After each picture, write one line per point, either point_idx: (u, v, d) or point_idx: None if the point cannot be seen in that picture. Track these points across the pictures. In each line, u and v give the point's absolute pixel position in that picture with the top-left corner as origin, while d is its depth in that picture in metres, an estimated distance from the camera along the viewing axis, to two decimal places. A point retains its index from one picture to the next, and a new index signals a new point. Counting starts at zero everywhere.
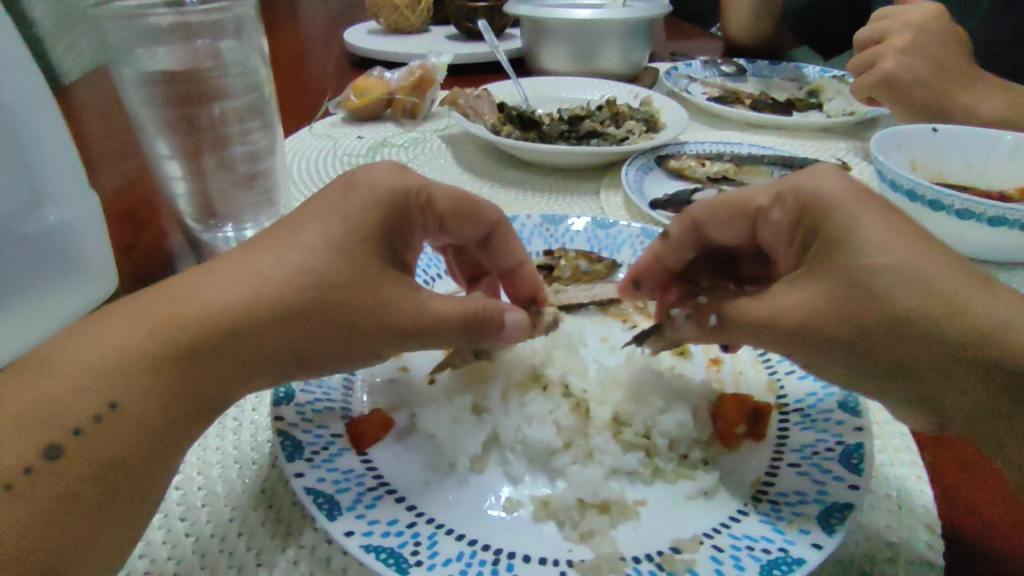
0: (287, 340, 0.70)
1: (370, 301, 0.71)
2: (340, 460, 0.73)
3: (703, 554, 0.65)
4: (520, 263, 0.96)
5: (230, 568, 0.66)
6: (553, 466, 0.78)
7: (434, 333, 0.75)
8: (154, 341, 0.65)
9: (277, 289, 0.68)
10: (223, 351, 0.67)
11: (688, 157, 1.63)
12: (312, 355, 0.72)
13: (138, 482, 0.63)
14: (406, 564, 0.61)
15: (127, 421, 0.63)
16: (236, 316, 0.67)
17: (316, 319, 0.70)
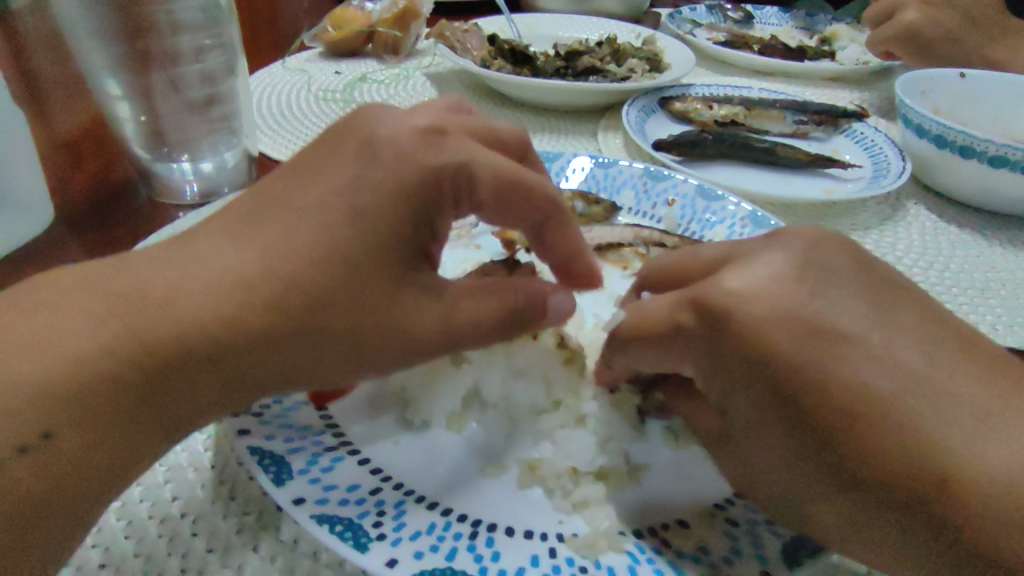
0: (281, 362, 0.56)
1: (345, 262, 0.56)
2: (295, 415, 0.62)
3: (716, 530, 0.56)
4: (576, 254, 0.72)
5: (159, 540, 0.56)
6: (541, 427, 0.68)
7: (474, 336, 0.61)
8: (92, 343, 0.51)
9: (259, 290, 0.54)
10: (187, 367, 0.53)
11: (694, 99, 1.50)
12: (312, 379, 0.58)
13: (68, 514, 0.50)
14: (366, 538, 0.50)
15: (66, 455, 0.50)
16: (191, 299, 0.54)
17: (312, 342, 0.56)
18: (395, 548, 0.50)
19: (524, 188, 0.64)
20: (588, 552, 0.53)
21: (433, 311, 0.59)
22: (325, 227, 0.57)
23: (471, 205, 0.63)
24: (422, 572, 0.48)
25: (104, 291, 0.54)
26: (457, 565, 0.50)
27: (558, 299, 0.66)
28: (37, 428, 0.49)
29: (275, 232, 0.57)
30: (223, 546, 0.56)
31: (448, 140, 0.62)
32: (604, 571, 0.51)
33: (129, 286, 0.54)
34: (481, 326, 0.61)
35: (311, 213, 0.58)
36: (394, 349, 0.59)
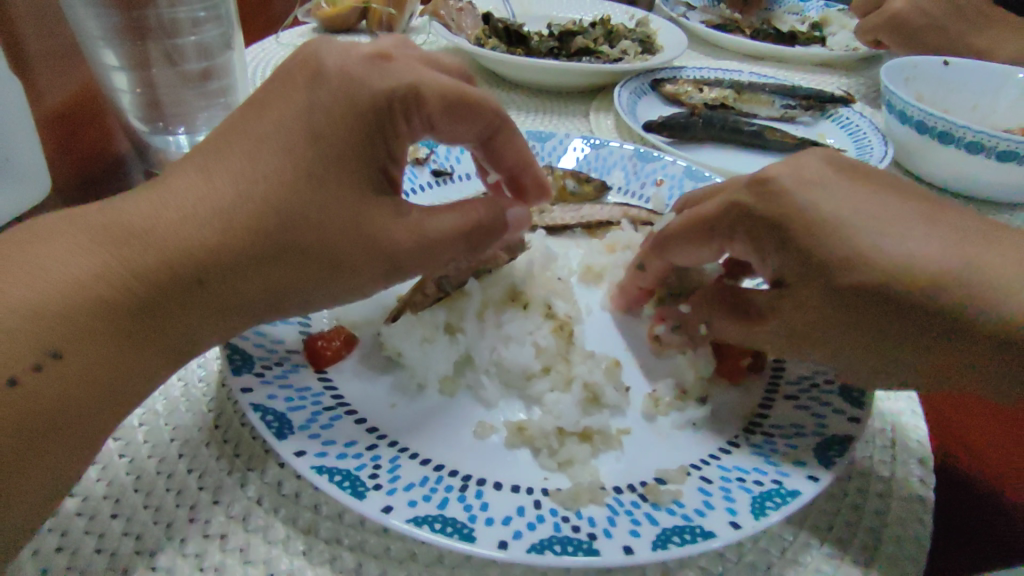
0: (259, 283, 0.60)
1: (340, 223, 0.61)
2: (295, 377, 0.66)
3: (690, 486, 0.60)
4: (526, 165, 0.76)
5: (167, 492, 0.59)
6: (530, 392, 0.71)
7: (435, 254, 0.65)
8: (91, 271, 0.55)
9: (248, 228, 0.58)
10: (179, 287, 0.57)
11: (684, 82, 1.53)
12: (292, 296, 0.63)
13: (83, 433, 0.53)
14: (363, 487, 0.54)
15: (76, 368, 0.53)
16: (188, 242, 0.58)
17: (294, 258, 0.60)
18: (391, 497, 0.54)
19: (468, 101, 0.67)
20: (571, 504, 0.57)
21: (404, 230, 0.63)
22: (324, 203, 0.60)
23: (422, 122, 0.66)
24: (416, 517, 0.52)
25: (113, 243, 0.56)
26: (448, 513, 0.53)
27: (511, 211, 0.71)
28: (45, 347, 0.52)
29: (273, 195, 0.59)
30: (230, 498, 0.59)
31: (393, 64, 0.65)
32: (586, 520, 0.55)
33: (135, 235, 0.57)
34: (453, 241, 0.65)
35: (313, 178, 0.60)
36: (366, 258, 0.62)
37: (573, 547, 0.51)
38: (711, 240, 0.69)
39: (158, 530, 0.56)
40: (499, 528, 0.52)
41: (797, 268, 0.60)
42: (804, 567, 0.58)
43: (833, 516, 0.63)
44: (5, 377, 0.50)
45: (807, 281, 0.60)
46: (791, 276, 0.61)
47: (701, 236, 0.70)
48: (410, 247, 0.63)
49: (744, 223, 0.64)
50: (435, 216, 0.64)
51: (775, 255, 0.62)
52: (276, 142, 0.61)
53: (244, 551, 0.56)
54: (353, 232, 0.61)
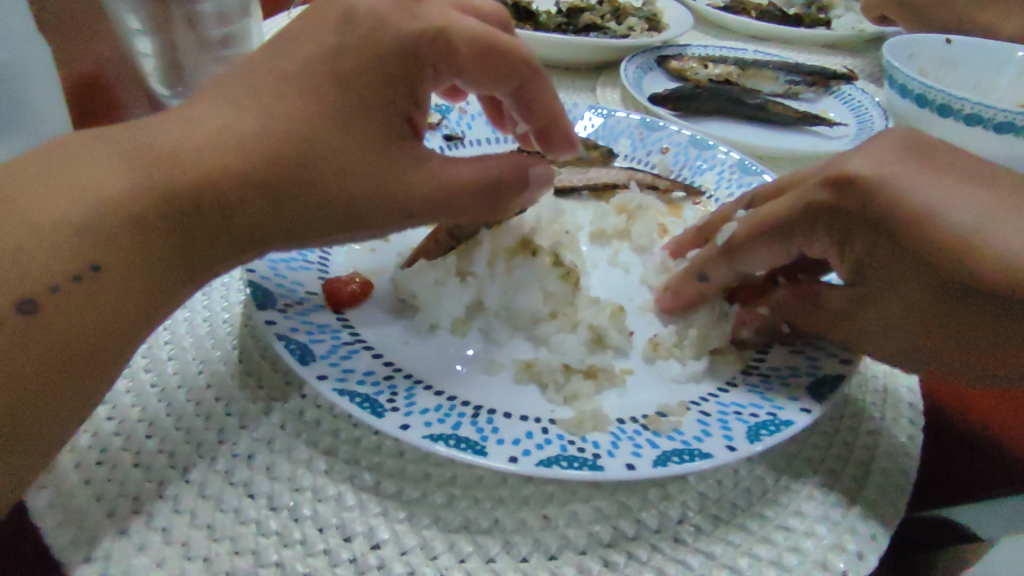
0: (283, 218, 0.63)
1: (359, 170, 0.63)
2: (315, 314, 0.69)
3: (690, 418, 0.63)
4: (554, 119, 0.81)
5: (196, 417, 0.63)
6: (538, 334, 0.75)
7: (454, 204, 0.67)
8: (119, 188, 0.56)
9: (271, 164, 0.60)
10: (204, 217, 0.59)
11: (690, 58, 1.54)
12: (311, 234, 0.65)
13: (122, 344, 0.57)
14: (382, 408, 0.58)
15: (111, 286, 0.56)
16: (210, 168, 0.59)
17: (316, 204, 0.63)
18: (408, 418, 0.57)
19: (498, 49, 0.70)
20: (576, 429, 0.60)
21: (421, 182, 0.66)
22: (348, 144, 0.63)
23: (451, 70, 0.69)
24: (431, 434, 0.56)
25: (138, 161, 0.58)
26: (461, 433, 0.57)
27: (535, 169, 0.72)
28: (85, 260, 0.54)
29: (289, 122, 0.61)
30: (256, 424, 0.63)
31: (424, 7, 0.67)
32: (591, 443, 0.58)
33: (160, 161, 0.58)
34: (465, 198, 0.68)
35: (342, 124, 0.62)
36: (382, 207, 0.65)
37: (578, 463, 0.55)
38: (794, 235, 0.68)
39: (188, 448, 0.60)
40: (508, 447, 0.56)
41: (888, 255, 0.63)
42: (797, 494, 0.62)
43: (824, 449, 0.66)
44: (47, 285, 0.53)
45: (892, 259, 0.63)
46: (892, 260, 0.63)
47: (777, 236, 0.69)
48: (425, 200, 0.66)
49: (816, 218, 0.66)
50: (449, 169, 0.67)
51: (857, 246, 0.65)
52: (300, 79, 0.63)
53: (269, 470, 0.59)
54: (367, 181, 0.63)
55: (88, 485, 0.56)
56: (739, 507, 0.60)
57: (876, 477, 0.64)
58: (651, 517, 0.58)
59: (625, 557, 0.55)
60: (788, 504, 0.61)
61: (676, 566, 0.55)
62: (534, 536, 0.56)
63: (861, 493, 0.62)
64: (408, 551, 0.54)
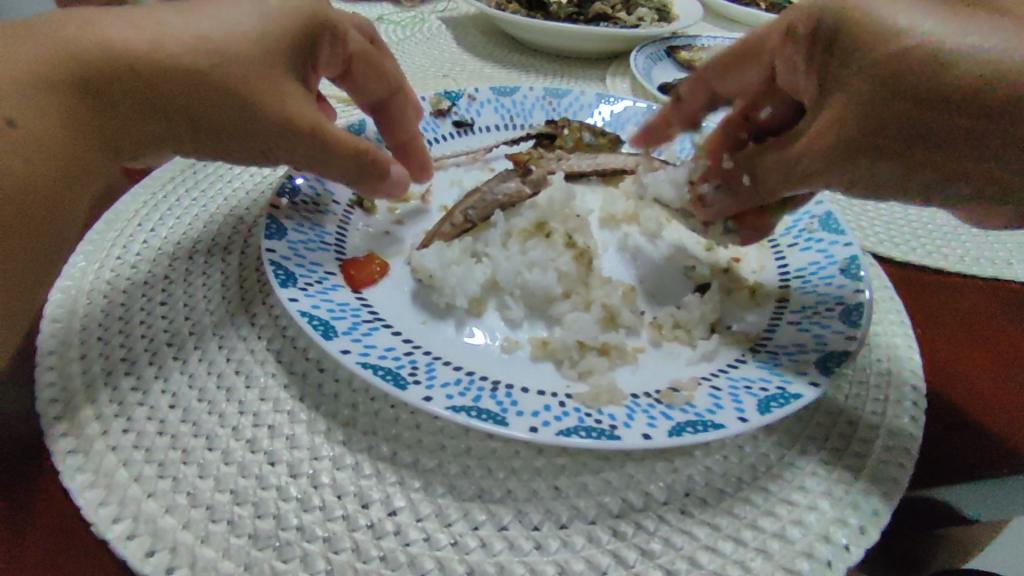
0: (193, 114, 0.63)
1: (257, 71, 0.63)
2: (335, 293, 0.71)
3: (701, 392, 0.65)
4: (411, 136, 0.90)
5: (218, 390, 0.65)
6: (552, 313, 0.77)
7: (330, 152, 0.68)
8: (48, 54, 0.59)
9: (174, 45, 0.62)
10: (106, 82, 0.60)
11: (699, 49, 1.56)
12: (216, 139, 0.66)
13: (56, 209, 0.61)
14: (405, 381, 0.59)
15: (29, 136, 0.58)
16: (133, 49, 0.61)
17: (207, 89, 0.62)
18: (429, 390, 0.59)
19: (376, 62, 0.81)
20: (592, 403, 0.62)
21: (309, 118, 0.66)
22: (257, 59, 0.64)
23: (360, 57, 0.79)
24: (453, 406, 0.58)
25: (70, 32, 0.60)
26: (481, 405, 0.59)
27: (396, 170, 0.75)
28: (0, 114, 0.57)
29: (214, 26, 0.64)
30: (275, 397, 0.65)
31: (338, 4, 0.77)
32: (607, 415, 0.60)
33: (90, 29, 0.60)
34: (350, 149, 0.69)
35: (264, 40, 0.65)
36: (270, 126, 0.65)
37: (597, 433, 0.56)
38: (781, 48, 0.68)
39: (212, 418, 0.62)
40: (528, 418, 0.58)
41: (832, 67, 0.60)
42: (803, 469, 0.63)
43: (829, 428, 0.67)
44: None
45: (844, 81, 0.58)
46: (837, 82, 0.59)
47: (790, 45, 0.66)
48: (314, 132, 0.66)
49: (814, 30, 0.62)
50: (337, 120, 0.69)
51: (828, 59, 0.60)
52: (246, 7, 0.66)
53: (291, 439, 0.61)
54: (261, 82, 0.64)
55: (117, 451, 0.58)
56: (744, 481, 0.62)
57: (879, 454, 0.65)
58: (659, 490, 0.60)
59: (633, 526, 0.57)
60: (793, 479, 0.62)
61: (683, 536, 0.57)
62: (546, 506, 0.58)
63: (863, 471, 0.63)
64: (423, 518, 0.56)
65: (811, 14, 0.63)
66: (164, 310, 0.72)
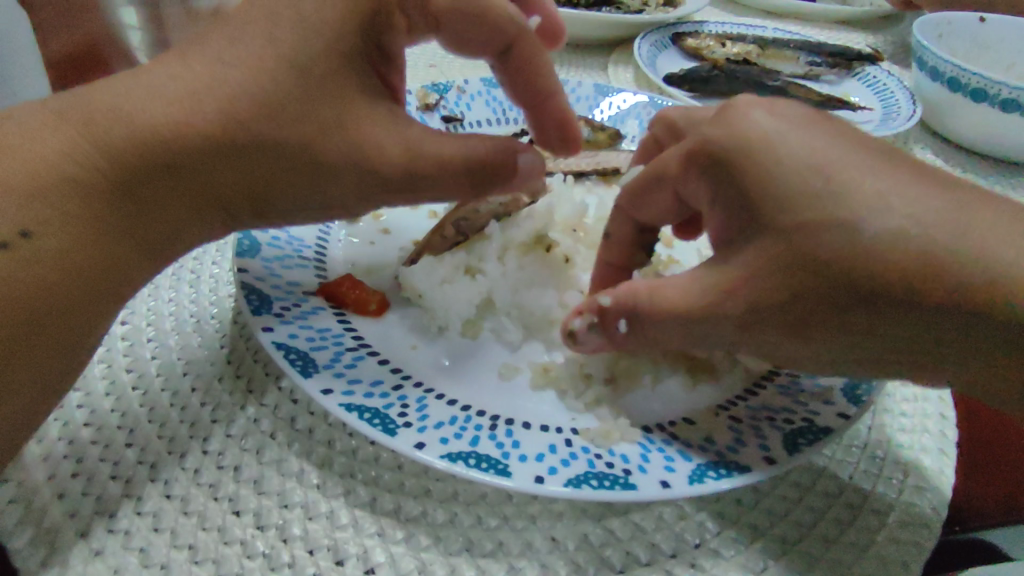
0: (322, 143, 0.55)
1: (210, 99, 0.53)
2: (315, 318, 0.65)
3: (720, 425, 0.59)
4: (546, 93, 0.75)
5: (179, 425, 0.59)
6: (551, 337, 0.71)
7: (366, 140, 0.55)
8: (60, 150, 0.52)
9: (111, 120, 0.53)
10: (32, 243, 0.50)
11: (707, 36, 1.46)
12: (366, 177, 0.56)
13: (78, 321, 0.53)
14: (394, 425, 0.53)
15: (42, 256, 0.51)
16: (115, 102, 0.54)
17: (204, 121, 0.53)
18: (421, 435, 0.53)
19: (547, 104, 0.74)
20: (602, 442, 0.56)
21: (312, 124, 0.54)
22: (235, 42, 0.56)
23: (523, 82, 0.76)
24: (449, 454, 0.52)
25: (54, 103, 0.56)
26: (480, 450, 0.53)
27: (524, 156, 0.60)
28: (13, 228, 0.50)
29: (121, 102, 0.54)
30: (243, 431, 0.59)
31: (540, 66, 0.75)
32: (619, 457, 0.54)
33: (85, 101, 0.55)
34: (377, 160, 0.55)
35: (293, 64, 0.55)
36: (268, 185, 0.56)
37: (609, 482, 0.51)
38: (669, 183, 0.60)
39: (172, 459, 0.56)
40: (533, 464, 0.52)
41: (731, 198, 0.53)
42: (821, 515, 0.57)
43: (853, 466, 0.62)
44: None
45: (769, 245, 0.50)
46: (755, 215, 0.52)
47: (653, 181, 0.62)
48: (328, 137, 0.54)
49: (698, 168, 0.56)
50: (361, 119, 0.55)
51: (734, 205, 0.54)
52: None
53: (259, 483, 0.55)
54: (219, 116, 0.53)
55: (61, 499, 0.52)
56: (760, 528, 0.56)
57: (908, 496, 0.59)
58: (666, 540, 0.54)
59: None
60: (814, 527, 0.56)
61: None
62: (540, 561, 0.52)
63: (891, 517, 0.57)
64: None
65: (696, 157, 0.56)
66: (123, 331, 0.66)
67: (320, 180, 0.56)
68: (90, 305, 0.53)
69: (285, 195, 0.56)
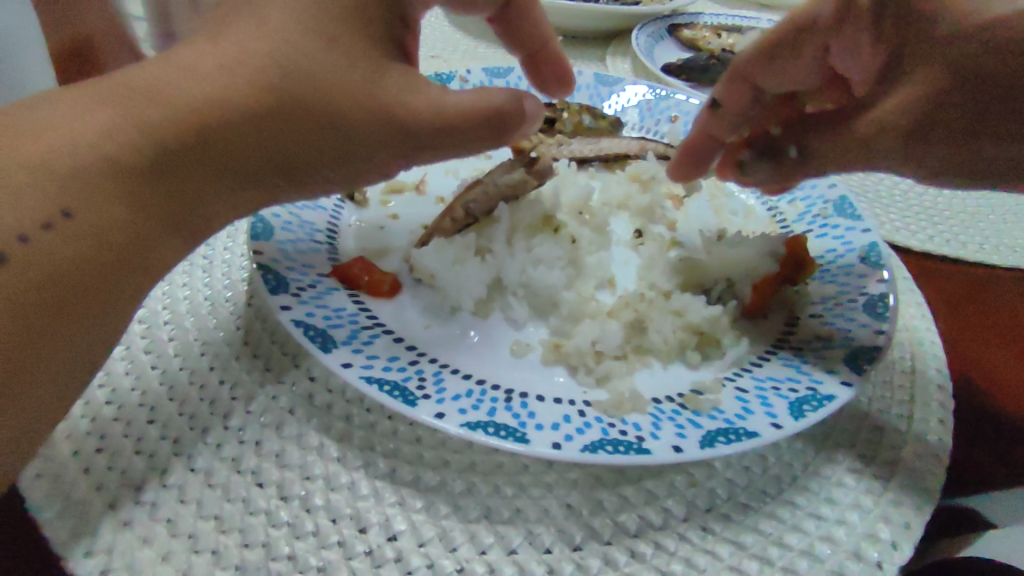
0: (351, 105, 0.56)
1: (241, 73, 0.54)
2: (330, 298, 0.66)
3: (727, 395, 0.61)
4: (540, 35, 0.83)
5: (200, 402, 0.60)
6: (560, 316, 0.72)
7: (396, 97, 0.57)
8: (92, 128, 0.53)
9: (146, 96, 0.54)
10: (73, 223, 0.51)
11: (703, 27, 1.48)
12: (399, 135, 0.58)
13: (109, 299, 0.53)
14: (413, 397, 0.55)
15: (83, 234, 0.51)
16: (145, 81, 0.55)
17: (237, 90, 0.54)
18: (440, 405, 0.54)
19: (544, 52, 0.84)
20: (615, 412, 0.58)
21: (342, 88, 0.56)
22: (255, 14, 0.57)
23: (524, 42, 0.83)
24: (468, 422, 0.53)
25: (79, 85, 0.56)
26: (497, 419, 0.54)
27: (530, 100, 0.63)
28: (55, 208, 0.50)
29: (151, 80, 0.54)
30: (263, 407, 0.60)
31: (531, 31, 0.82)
32: (631, 425, 0.56)
33: (115, 80, 0.55)
34: (405, 118, 0.58)
35: (320, 28, 0.56)
36: (301, 156, 0.58)
37: (624, 447, 0.52)
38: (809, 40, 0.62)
39: (194, 435, 0.57)
40: (549, 432, 0.53)
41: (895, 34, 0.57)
42: (826, 480, 0.59)
43: (856, 434, 0.63)
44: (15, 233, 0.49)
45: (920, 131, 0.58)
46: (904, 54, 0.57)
47: (779, 46, 0.64)
48: (362, 107, 0.57)
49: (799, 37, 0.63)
50: (386, 78, 0.58)
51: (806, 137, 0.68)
52: None
53: (280, 456, 0.56)
54: (255, 94, 0.54)
55: (88, 474, 0.53)
56: (767, 494, 0.58)
57: (911, 463, 0.61)
58: (678, 506, 0.56)
59: (651, 547, 0.53)
60: (819, 491, 0.58)
61: (706, 557, 0.53)
62: (557, 526, 0.53)
63: (894, 481, 0.59)
64: (426, 543, 0.52)
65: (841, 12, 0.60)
66: (140, 314, 0.67)
67: (352, 140, 0.58)
68: (120, 282, 0.54)
69: (316, 162, 0.59)
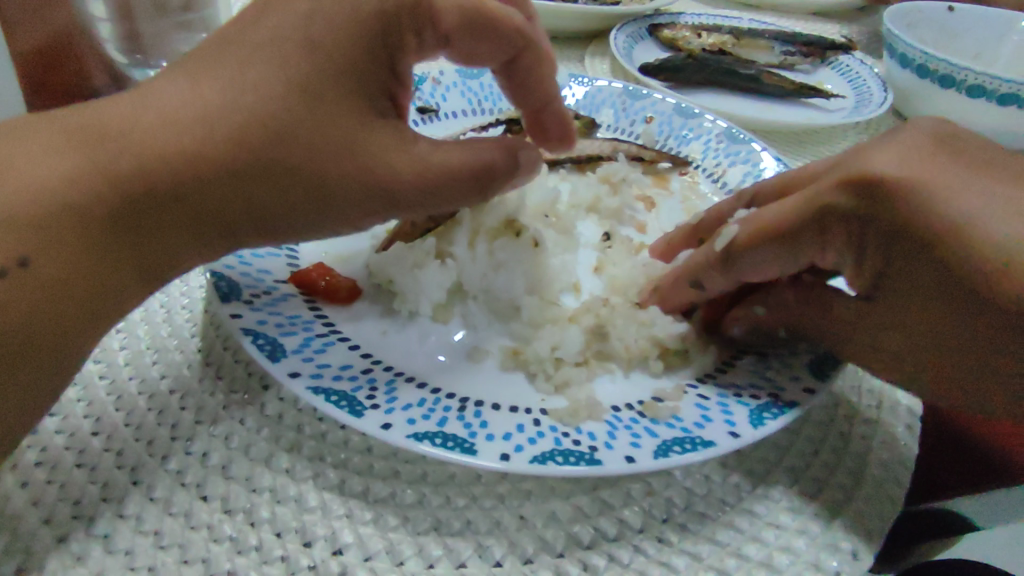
0: (330, 161, 0.57)
1: (218, 130, 0.54)
2: (284, 305, 0.65)
3: (687, 402, 0.60)
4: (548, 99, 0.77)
5: (149, 413, 0.58)
6: (523, 322, 0.71)
7: (379, 156, 0.58)
8: (60, 174, 0.52)
9: (117, 143, 0.53)
10: (30, 271, 0.49)
11: (683, 27, 1.47)
12: (380, 190, 0.59)
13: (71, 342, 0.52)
14: (361, 407, 0.54)
15: (45, 281, 0.50)
16: (116, 125, 0.54)
17: (213, 147, 0.54)
18: (388, 416, 0.53)
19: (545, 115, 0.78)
20: (570, 420, 0.57)
21: (323, 144, 0.57)
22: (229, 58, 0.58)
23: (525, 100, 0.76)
24: (416, 433, 0.52)
25: (48, 124, 0.56)
26: (447, 430, 0.53)
27: (524, 153, 0.64)
28: (12, 255, 0.49)
29: (123, 124, 0.54)
30: (213, 418, 0.59)
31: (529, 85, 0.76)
32: (586, 434, 0.55)
33: (86, 121, 0.55)
34: (389, 179, 0.59)
35: (297, 85, 0.57)
36: (277, 207, 0.58)
37: (575, 458, 0.51)
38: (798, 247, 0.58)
39: (140, 447, 0.56)
40: (499, 442, 0.52)
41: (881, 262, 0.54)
42: (787, 487, 0.58)
43: (820, 441, 0.62)
44: None
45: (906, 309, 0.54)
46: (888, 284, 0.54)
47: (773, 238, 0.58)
48: (340, 162, 0.57)
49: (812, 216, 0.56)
50: (369, 135, 0.58)
51: (798, 319, 0.63)
52: None
53: (227, 469, 0.55)
54: (231, 149, 0.54)
55: (26, 488, 0.52)
56: (726, 502, 0.57)
57: (874, 470, 0.60)
58: (634, 516, 0.55)
59: (604, 558, 0.52)
60: (779, 500, 0.57)
61: (659, 568, 0.51)
62: (509, 538, 0.52)
63: (855, 489, 0.58)
64: (372, 557, 0.50)
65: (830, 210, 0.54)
66: None
67: (333, 194, 0.58)
68: (82, 326, 0.52)
69: (293, 214, 0.58)
